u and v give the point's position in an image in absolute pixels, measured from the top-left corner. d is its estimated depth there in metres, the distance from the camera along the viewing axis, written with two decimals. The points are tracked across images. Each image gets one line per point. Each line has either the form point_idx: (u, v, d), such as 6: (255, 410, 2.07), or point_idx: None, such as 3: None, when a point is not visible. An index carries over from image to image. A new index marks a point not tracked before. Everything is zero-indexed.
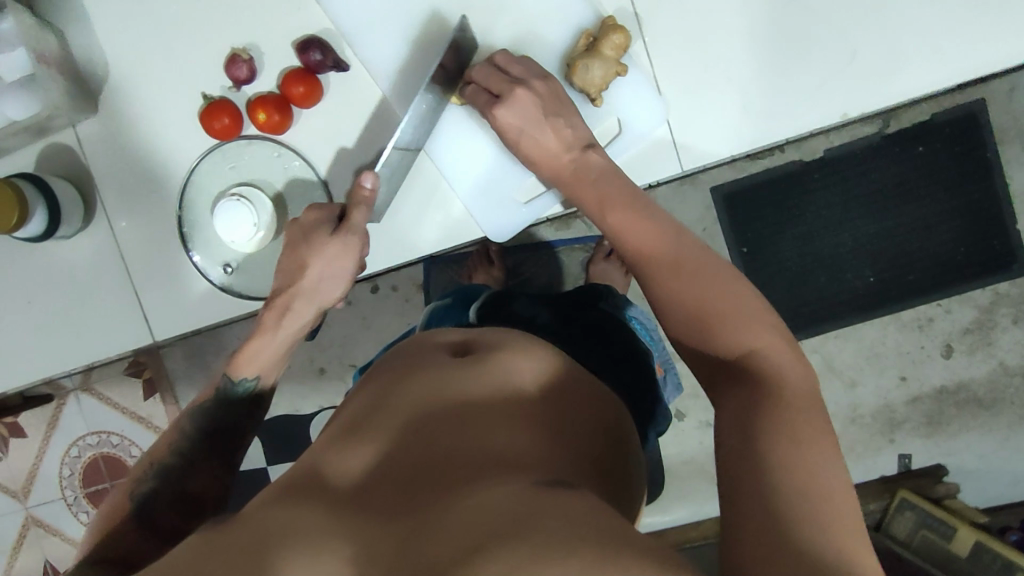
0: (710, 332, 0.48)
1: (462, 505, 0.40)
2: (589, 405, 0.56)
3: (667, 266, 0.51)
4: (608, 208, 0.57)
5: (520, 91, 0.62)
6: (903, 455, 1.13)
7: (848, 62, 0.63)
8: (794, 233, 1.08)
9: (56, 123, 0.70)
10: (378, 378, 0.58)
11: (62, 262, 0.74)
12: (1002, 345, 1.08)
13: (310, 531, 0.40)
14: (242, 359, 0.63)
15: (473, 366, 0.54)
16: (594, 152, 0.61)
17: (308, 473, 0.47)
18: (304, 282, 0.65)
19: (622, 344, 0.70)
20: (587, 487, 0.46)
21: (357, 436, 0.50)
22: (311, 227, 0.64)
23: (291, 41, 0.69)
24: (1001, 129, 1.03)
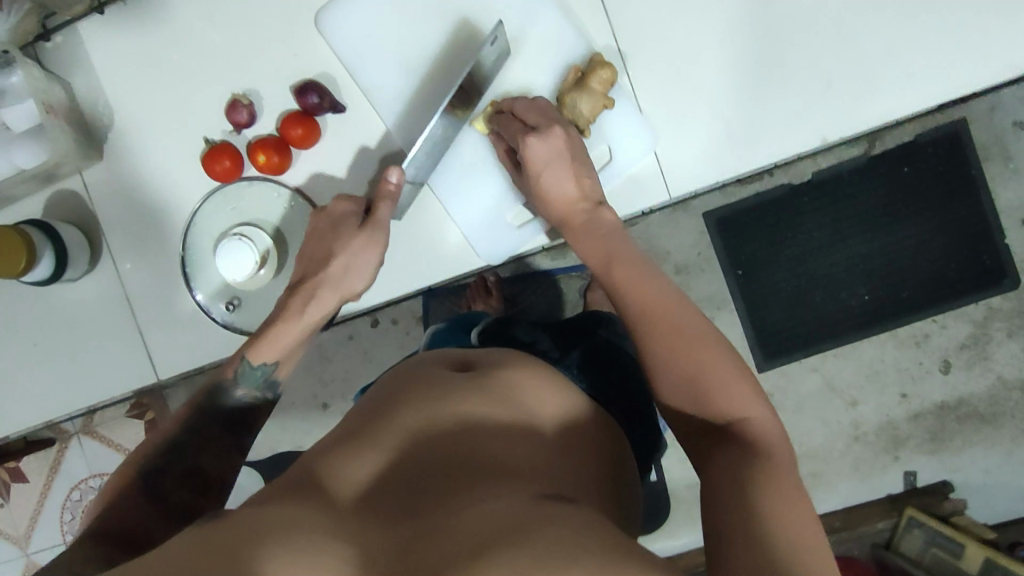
0: (703, 399, 0.54)
1: (462, 515, 0.41)
2: (585, 423, 0.57)
3: (670, 326, 0.56)
4: (618, 264, 0.61)
5: (558, 129, 0.65)
6: (908, 472, 1.17)
7: (824, 90, 0.65)
8: (788, 254, 1.15)
9: (62, 170, 0.73)
10: (375, 392, 0.58)
11: (69, 305, 0.76)
12: (999, 358, 1.14)
13: (303, 525, 0.39)
14: (264, 344, 0.64)
15: (474, 379, 0.55)
16: (608, 210, 0.65)
17: (303, 472, 0.47)
18: (331, 270, 0.66)
19: (622, 366, 0.71)
20: (585, 502, 0.48)
21: (356, 440, 0.49)
22: (339, 219, 0.67)
23: (290, 85, 0.72)
24: (984, 147, 1.12)
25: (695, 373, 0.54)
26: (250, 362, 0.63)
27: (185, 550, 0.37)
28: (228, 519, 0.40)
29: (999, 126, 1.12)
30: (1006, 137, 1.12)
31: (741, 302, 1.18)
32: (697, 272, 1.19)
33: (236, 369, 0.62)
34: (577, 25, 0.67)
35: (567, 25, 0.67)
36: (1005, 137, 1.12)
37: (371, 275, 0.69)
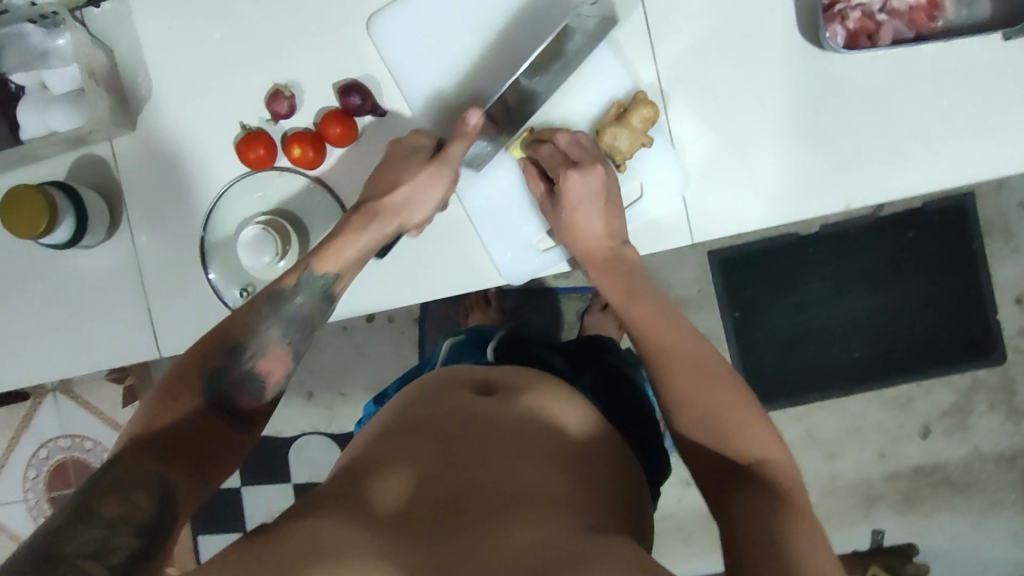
0: (722, 436, 0.56)
1: (507, 542, 0.44)
2: (608, 447, 0.60)
3: (690, 367, 0.59)
4: (638, 301, 0.65)
5: (598, 168, 0.66)
6: (877, 531, 1.25)
7: (852, 158, 0.67)
8: (787, 302, 1.23)
9: (93, 136, 0.72)
10: (405, 403, 0.61)
11: (79, 271, 0.75)
12: (977, 429, 1.23)
13: (356, 554, 0.43)
14: (325, 257, 0.64)
15: (500, 406, 0.58)
16: (631, 250, 0.68)
17: (344, 487, 0.50)
18: (393, 201, 0.67)
19: (631, 393, 0.72)
20: (614, 524, 0.51)
21: (391, 457, 0.52)
22: (409, 152, 0.68)
23: (333, 83, 0.72)
24: (988, 223, 1.21)
25: (714, 412, 0.57)
26: (311, 272, 0.63)
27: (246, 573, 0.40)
28: (279, 541, 0.43)
29: (1006, 205, 1.21)
30: (1009, 218, 1.21)
31: (738, 343, 1.24)
32: (696, 308, 1.25)
33: (297, 278, 0.62)
34: (626, 62, 0.68)
35: (615, 61, 0.68)
36: (1008, 218, 1.21)
37: (433, 209, 0.69)
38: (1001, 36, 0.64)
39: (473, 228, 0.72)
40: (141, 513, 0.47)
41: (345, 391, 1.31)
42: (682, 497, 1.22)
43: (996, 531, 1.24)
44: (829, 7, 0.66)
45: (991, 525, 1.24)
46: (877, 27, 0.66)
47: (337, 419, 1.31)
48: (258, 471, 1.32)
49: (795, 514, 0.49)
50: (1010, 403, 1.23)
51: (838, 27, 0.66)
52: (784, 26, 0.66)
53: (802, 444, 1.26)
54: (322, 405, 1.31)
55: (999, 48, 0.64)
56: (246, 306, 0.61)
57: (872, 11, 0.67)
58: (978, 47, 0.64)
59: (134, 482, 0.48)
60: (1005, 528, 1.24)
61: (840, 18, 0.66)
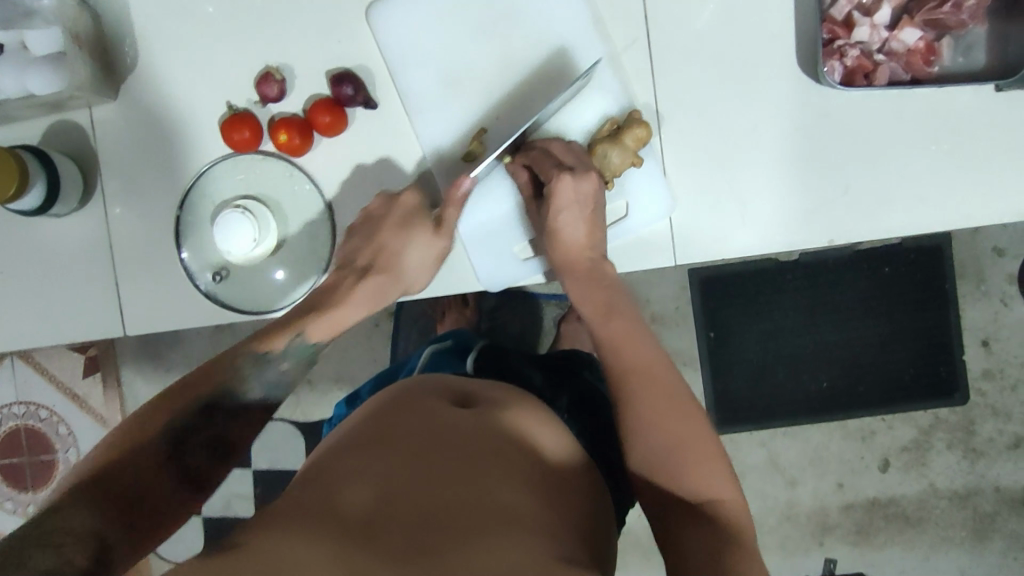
0: (680, 473, 0.56)
1: (480, 562, 0.43)
2: (577, 471, 0.60)
3: (659, 393, 0.59)
4: (614, 316, 0.65)
5: (592, 174, 0.65)
6: (829, 560, 1.27)
7: (840, 193, 0.67)
8: (761, 327, 1.24)
9: (72, 102, 0.70)
10: (377, 410, 0.60)
11: (46, 239, 0.73)
12: (934, 467, 1.26)
13: (322, 562, 0.41)
14: (321, 323, 0.67)
15: (475, 421, 0.57)
16: (609, 264, 0.68)
17: (308, 497, 0.49)
18: (393, 264, 0.71)
19: (608, 414, 0.72)
20: (582, 554, 0.51)
21: (360, 470, 0.51)
22: (408, 215, 0.69)
23: (326, 71, 0.71)
24: (961, 266, 1.23)
25: (677, 445, 0.57)
26: (303, 338, 0.66)
27: None
28: (240, 552, 0.41)
29: (980, 250, 1.23)
30: (982, 262, 1.23)
31: (710, 363, 1.26)
32: (672, 326, 1.26)
33: (286, 343, 0.65)
34: (625, 78, 0.67)
35: (613, 76, 0.67)
36: (981, 262, 1.23)
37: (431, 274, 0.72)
38: (993, 87, 0.65)
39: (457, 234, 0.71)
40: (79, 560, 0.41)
41: (313, 379, 1.29)
42: (643, 511, 1.23)
43: (944, 567, 1.26)
44: (829, 42, 0.67)
45: (939, 560, 1.26)
46: (874, 67, 0.66)
47: (302, 408, 1.29)
48: None
49: (748, 558, 0.50)
50: (968, 444, 1.25)
51: (836, 63, 0.66)
52: (783, 57, 0.66)
53: (764, 468, 1.28)
54: (289, 392, 1.29)
55: (990, 99, 0.65)
56: (230, 360, 0.62)
57: (871, 50, 0.67)
58: (969, 95, 0.65)
59: (75, 535, 0.42)
60: (953, 565, 1.26)
61: (839, 54, 0.67)
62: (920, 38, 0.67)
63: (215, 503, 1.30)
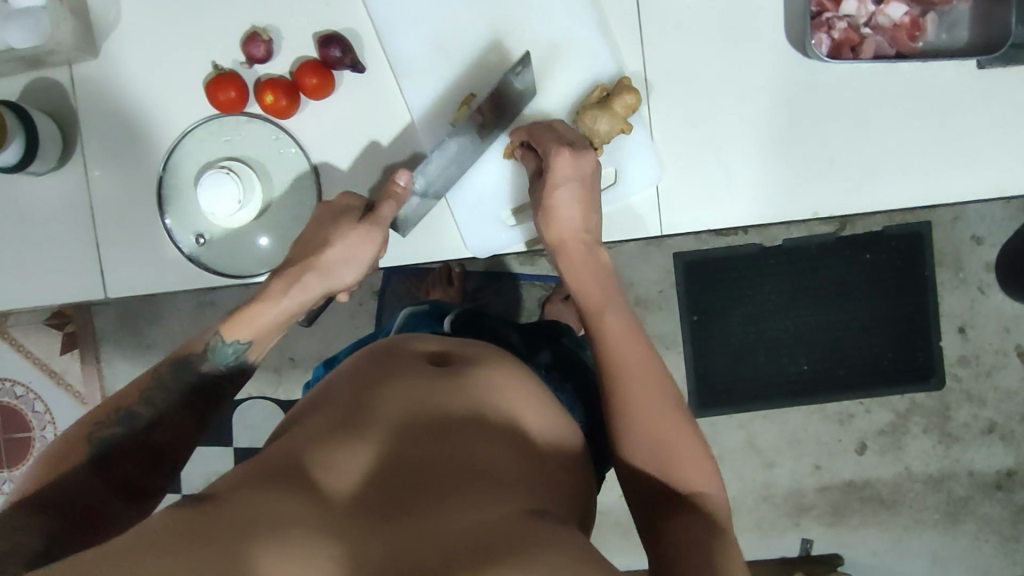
0: (668, 466, 0.57)
1: (454, 519, 0.44)
2: (558, 423, 0.61)
3: (651, 387, 0.60)
4: (608, 309, 0.64)
5: (591, 151, 0.65)
6: (805, 539, 1.29)
7: (824, 167, 0.68)
8: (743, 310, 1.25)
9: (52, 58, 0.69)
10: (358, 368, 0.60)
11: (24, 200, 0.72)
12: (909, 450, 1.28)
13: (295, 524, 0.42)
14: (238, 323, 0.63)
15: (450, 379, 0.57)
16: (604, 252, 0.68)
17: (284, 457, 0.49)
18: (321, 261, 0.65)
19: (585, 375, 0.73)
20: (561, 509, 0.52)
21: (337, 432, 0.51)
22: (342, 209, 0.66)
23: (314, 34, 0.70)
24: (940, 252, 1.25)
25: (666, 438, 0.58)
26: (223, 338, 0.63)
27: (177, 542, 0.39)
28: (214, 511, 0.42)
29: (959, 238, 1.25)
30: (960, 249, 1.25)
31: (692, 345, 1.27)
32: (655, 308, 1.28)
33: (206, 344, 0.64)
34: (613, 47, 0.67)
35: (602, 44, 0.67)
36: (960, 249, 1.25)
37: (364, 269, 0.67)
38: (976, 64, 0.66)
39: (446, 202, 0.71)
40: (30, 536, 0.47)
41: (295, 357, 1.29)
42: None
43: (917, 548, 1.29)
44: (817, 15, 0.67)
45: (912, 541, 1.29)
46: (861, 40, 0.67)
47: (284, 386, 1.28)
48: None
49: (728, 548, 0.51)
50: (943, 428, 1.28)
51: (824, 36, 0.67)
52: (771, 29, 0.67)
53: (743, 450, 1.29)
54: (271, 370, 1.29)
55: (972, 75, 0.66)
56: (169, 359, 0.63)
57: (858, 24, 0.68)
58: (952, 72, 0.66)
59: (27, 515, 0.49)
60: (925, 547, 1.29)
61: (827, 27, 0.67)
62: (906, 13, 0.67)
63: (194, 480, 1.29)
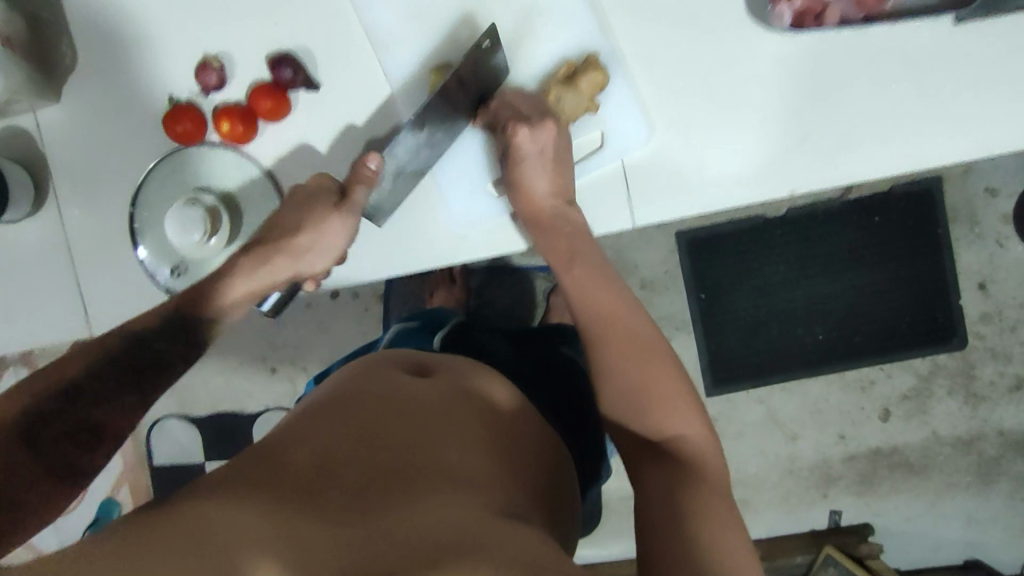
0: (644, 412, 0.57)
1: (418, 514, 0.44)
2: (538, 439, 0.61)
3: (624, 340, 0.60)
4: (575, 263, 0.66)
5: (549, 124, 0.64)
6: (834, 511, 1.27)
7: (799, 141, 0.65)
8: (750, 284, 1.23)
9: (15, 107, 0.69)
10: (340, 379, 0.61)
11: (9, 245, 0.73)
12: (935, 414, 1.25)
13: (261, 513, 0.42)
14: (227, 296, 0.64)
15: (430, 387, 0.58)
16: (577, 211, 0.67)
17: (249, 464, 0.48)
18: (294, 245, 0.67)
19: (575, 383, 0.73)
20: (534, 512, 0.51)
21: (312, 435, 0.52)
22: (316, 195, 0.67)
23: (265, 55, 0.69)
24: (953, 208, 1.20)
25: (643, 386, 0.57)
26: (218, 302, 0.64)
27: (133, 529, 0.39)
28: (181, 504, 0.42)
29: (971, 191, 1.20)
30: (975, 202, 1.20)
31: (701, 324, 1.25)
32: (660, 290, 1.26)
33: (160, 317, 0.60)
34: (571, 38, 0.65)
35: (562, 36, 0.65)
36: (974, 202, 1.20)
37: (335, 256, 0.70)
38: (952, 19, 0.62)
39: (432, 175, 0.69)
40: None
41: (308, 367, 1.30)
42: None
43: (951, 512, 1.26)
44: None
45: (945, 506, 1.26)
46: (824, 7, 0.64)
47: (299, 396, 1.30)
48: (221, 448, 1.32)
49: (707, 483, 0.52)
50: (969, 388, 1.24)
51: (785, 7, 0.64)
52: (731, 4, 0.64)
53: (763, 426, 1.27)
54: (285, 381, 1.30)
55: (952, 31, 0.62)
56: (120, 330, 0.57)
57: None
58: (930, 29, 0.63)
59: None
60: (959, 511, 1.25)
61: None
62: None
63: None
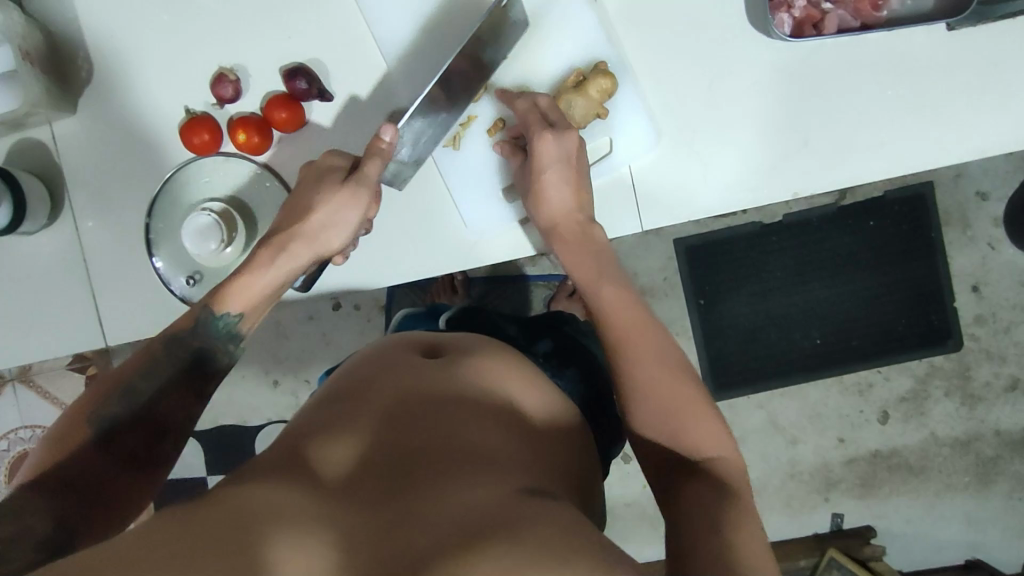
0: (677, 432, 0.57)
1: (447, 500, 0.46)
2: (559, 418, 0.63)
3: (655, 359, 0.59)
4: (605, 281, 0.65)
5: (572, 131, 0.66)
6: (836, 514, 1.28)
7: (800, 146, 0.67)
8: (749, 290, 1.25)
9: (32, 119, 0.71)
10: (359, 365, 0.62)
11: (24, 257, 0.74)
12: (933, 415, 1.26)
13: (295, 512, 0.44)
14: (232, 292, 0.63)
15: (446, 370, 0.59)
16: (599, 228, 0.68)
17: (280, 459, 0.51)
18: (308, 225, 0.66)
19: (587, 362, 0.74)
20: (560, 490, 0.53)
21: (336, 428, 0.54)
22: (324, 173, 0.67)
23: (279, 67, 0.71)
24: (945, 212, 1.23)
25: (670, 403, 0.58)
26: (215, 311, 0.63)
27: (172, 532, 0.41)
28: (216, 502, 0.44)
29: (963, 195, 1.23)
30: (966, 206, 1.23)
31: (701, 329, 1.26)
32: (660, 296, 1.27)
33: (195, 319, 0.62)
34: (577, 49, 0.67)
35: (569, 47, 0.67)
36: (965, 206, 1.23)
37: (352, 230, 0.68)
38: (945, 26, 0.65)
39: (433, 160, 0.71)
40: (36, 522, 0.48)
41: (311, 378, 1.31)
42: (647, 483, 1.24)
43: (951, 513, 1.27)
44: None
45: (945, 507, 1.27)
46: (822, 16, 0.66)
47: None
48: (223, 461, 1.31)
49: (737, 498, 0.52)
50: (965, 389, 1.26)
51: (784, 15, 0.66)
52: (732, 14, 0.66)
53: (764, 430, 1.28)
54: (288, 394, 1.31)
55: (944, 38, 0.65)
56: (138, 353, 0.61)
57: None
58: (922, 36, 0.65)
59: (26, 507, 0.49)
60: (960, 512, 1.27)
61: (786, 7, 0.66)
62: None
63: None
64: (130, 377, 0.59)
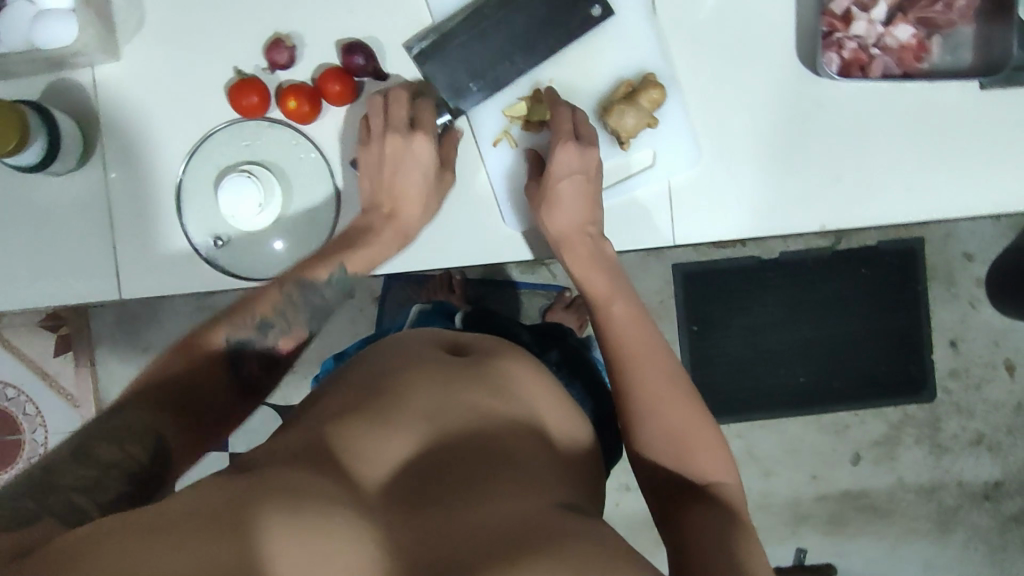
0: (684, 455, 0.59)
1: (483, 510, 0.46)
2: (573, 425, 0.63)
3: (659, 381, 0.62)
4: (616, 299, 0.68)
5: (593, 148, 0.68)
6: (801, 549, 1.31)
7: (832, 181, 0.70)
8: (741, 323, 1.28)
9: (76, 60, 0.69)
10: (377, 353, 0.61)
11: (43, 199, 0.72)
12: (902, 461, 1.31)
13: (331, 503, 0.43)
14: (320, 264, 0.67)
15: (473, 368, 0.59)
16: (608, 244, 0.71)
17: (301, 442, 0.49)
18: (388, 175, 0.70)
19: (591, 374, 0.76)
20: (580, 500, 0.54)
21: (362, 413, 0.52)
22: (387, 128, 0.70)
23: (336, 42, 0.71)
24: (933, 267, 1.28)
25: (677, 424, 0.60)
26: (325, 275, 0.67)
27: (206, 514, 0.39)
28: (249, 484, 0.43)
29: (951, 254, 1.28)
30: (954, 264, 1.28)
31: (692, 355, 1.28)
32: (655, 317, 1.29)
33: (330, 273, 0.67)
34: (630, 62, 0.70)
35: (621, 60, 0.70)
36: (953, 264, 1.28)
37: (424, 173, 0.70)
38: (978, 84, 0.68)
39: (471, 133, 0.72)
40: (136, 455, 0.51)
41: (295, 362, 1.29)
42: (621, 500, 1.25)
43: (910, 558, 1.31)
44: (827, 34, 0.69)
45: (905, 551, 1.31)
46: (869, 60, 0.70)
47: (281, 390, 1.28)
48: None
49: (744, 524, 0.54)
50: (935, 439, 1.30)
51: (834, 55, 0.70)
52: (779, 48, 0.69)
53: (741, 460, 1.31)
54: None
55: (975, 96, 0.69)
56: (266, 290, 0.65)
57: (867, 44, 0.70)
58: (956, 91, 0.69)
59: (132, 435, 0.52)
60: (918, 556, 1.31)
61: (836, 47, 0.70)
62: (913, 35, 0.70)
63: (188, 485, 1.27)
64: (257, 315, 0.63)
